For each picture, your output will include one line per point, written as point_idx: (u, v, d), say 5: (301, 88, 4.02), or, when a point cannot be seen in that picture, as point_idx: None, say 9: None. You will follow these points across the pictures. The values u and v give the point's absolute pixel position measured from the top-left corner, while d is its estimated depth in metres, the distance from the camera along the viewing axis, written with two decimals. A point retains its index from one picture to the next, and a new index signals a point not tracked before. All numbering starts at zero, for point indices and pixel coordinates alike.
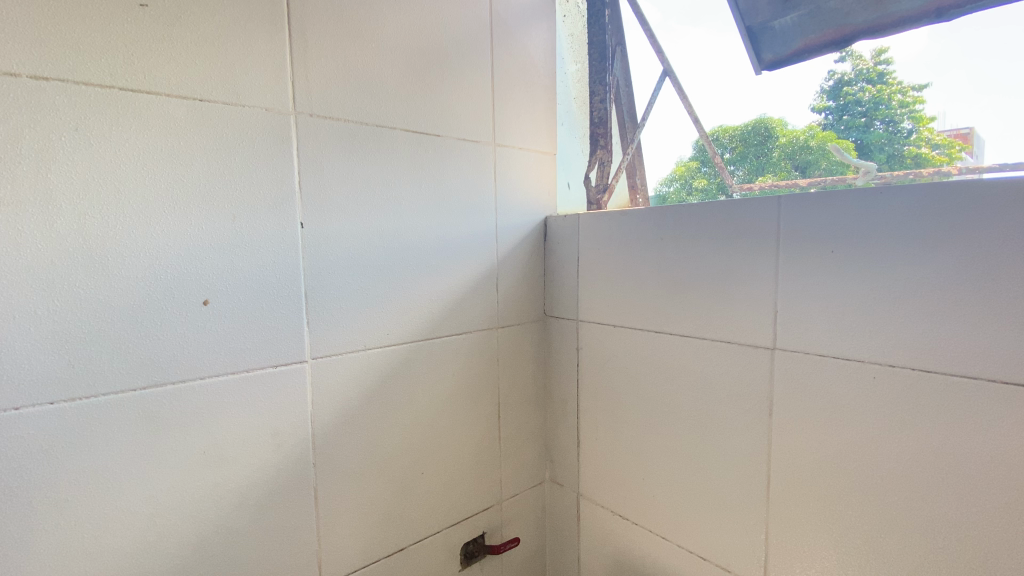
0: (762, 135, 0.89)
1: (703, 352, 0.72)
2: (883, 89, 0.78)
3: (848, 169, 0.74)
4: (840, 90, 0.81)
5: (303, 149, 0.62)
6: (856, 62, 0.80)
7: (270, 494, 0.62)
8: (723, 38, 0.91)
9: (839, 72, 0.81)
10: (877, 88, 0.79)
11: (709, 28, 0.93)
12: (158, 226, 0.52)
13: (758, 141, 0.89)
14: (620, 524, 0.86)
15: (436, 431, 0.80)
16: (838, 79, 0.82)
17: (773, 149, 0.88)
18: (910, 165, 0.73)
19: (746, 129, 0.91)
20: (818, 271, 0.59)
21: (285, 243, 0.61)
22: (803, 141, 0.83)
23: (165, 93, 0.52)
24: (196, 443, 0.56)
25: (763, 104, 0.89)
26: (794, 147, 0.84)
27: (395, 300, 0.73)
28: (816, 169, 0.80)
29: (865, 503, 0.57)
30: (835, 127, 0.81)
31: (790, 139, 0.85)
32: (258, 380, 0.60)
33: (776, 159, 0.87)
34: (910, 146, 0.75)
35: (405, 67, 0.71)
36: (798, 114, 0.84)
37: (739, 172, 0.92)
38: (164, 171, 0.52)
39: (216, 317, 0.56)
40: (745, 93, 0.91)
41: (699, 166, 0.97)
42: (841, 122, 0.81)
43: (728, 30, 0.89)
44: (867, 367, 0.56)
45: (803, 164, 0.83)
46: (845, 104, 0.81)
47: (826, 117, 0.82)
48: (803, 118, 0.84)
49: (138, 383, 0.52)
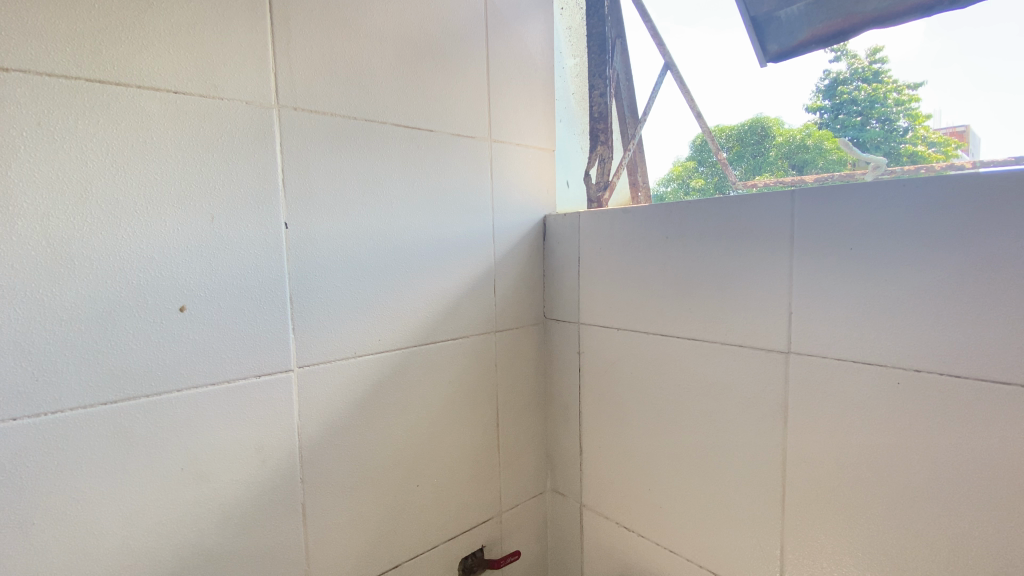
0: (759, 134, 0.86)
1: (711, 356, 0.68)
2: (878, 88, 0.79)
3: (845, 165, 0.76)
4: (835, 89, 0.81)
5: (286, 144, 0.58)
6: (850, 62, 0.79)
7: (254, 512, 0.58)
8: (721, 37, 0.89)
9: (833, 72, 0.80)
10: (872, 87, 0.79)
11: (707, 27, 0.91)
12: (129, 227, 0.49)
13: (755, 139, 0.87)
14: (625, 535, 0.83)
15: (432, 441, 0.77)
16: (833, 79, 0.81)
17: (769, 148, 0.86)
18: (907, 161, 0.71)
19: (742, 129, 0.88)
20: (836, 270, 0.56)
21: (268, 244, 0.57)
22: (800, 141, 0.82)
23: (136, 85, 0.48)
24: (174, 459, 0.53)
25: (760, 104, 0.87)
26: (792, 146, 0.83)
27: (387, 304, 0.69)
28: (813, 168, 0.81)
29: (887, 515, 0.54)
30: (833, 126, 0.79)
31: (787, 138, 0.84)
32: (240, 391, 0.56)
33: (773, 159, 0.85)
34: (906, 145, 0.73)
35: (395, 58, 0.68)
36: (794, 114, 0.83)
37: (738, 170, 0.89)
38: (137, 167, 0.49)
39: (193, 325, 0.53)
40: (746, 88, 0.88)
41: (697, 166, 0.95)
42: (837, 122, 0.79)
43: (726, 27, 0.87)
44: (889, 372, 0.52)
45: (800, 163, 0.82)
46: (840, 104, 0.80)
47: (822, 117, 0.81)
48: (799, 118, 0.83)
49: (110, 397, 0.48)
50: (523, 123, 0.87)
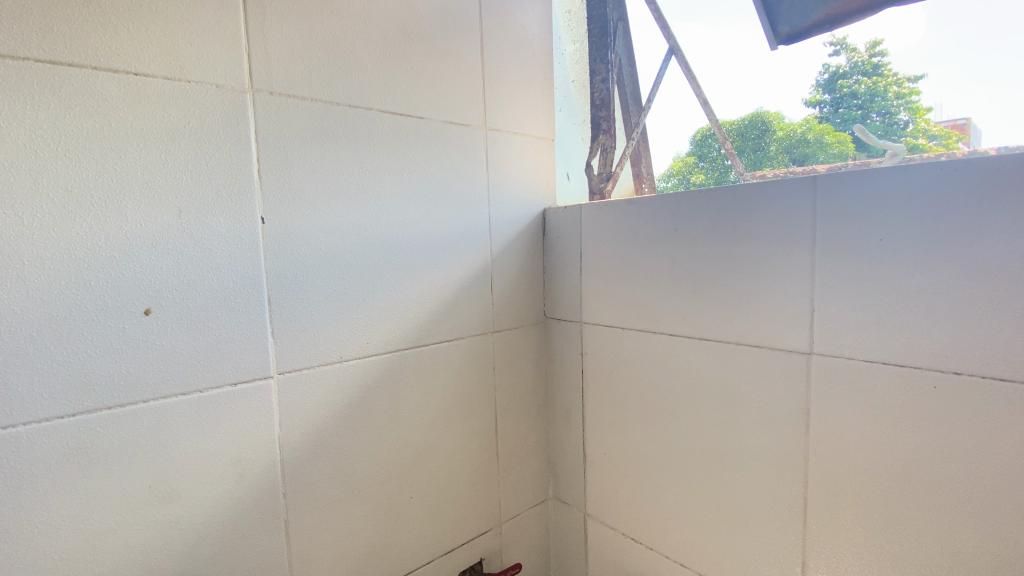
0: (759, 129, 0.82)
1: (723, 358, 0.64)
2: (878, 81, 0.72)
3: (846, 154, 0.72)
4: (836, 83, 0.75)
5: (261, 131, 0.53)
6: (850, 55, 0.74)
7: (232, 532, 0.54)
8: (721, 32, 0.85)
9: (834, 65, 0.75)
10: (872, 80, 0.73)
11: (706, 24, 0.86)
12: (85, 224, 0.44)
13: (755, 135, 0.82)
14: (632, 546, 0.79)
15: (426, 449, 0.73)
16: (832, 72, 0.75)
17: (770, 143, 0.82)
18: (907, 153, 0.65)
19: (743, 122, 0.84)
20: (863, 263, 0.51)
21: (242, 241, 0.53)
22: (800, 134, 0.77)
23: (91, 66, 0.44)
24: (142, 476, 0.48)
25: (760, 96, 0.81)
26: (792, 140, 0.78)
27: (376, 304, 0.65)
28: (815, 161, 0.75)
29: (919, 533, 0.50)
30: (833, 120, 0.75)
31: (787, 133, 0.79)
32: (215, 401, 0.52)
33: (773, 153, 0.81)
34: (907, 138, 0.67)
35: (382, 40, 0.63)
36: (794, 108, 0.77)
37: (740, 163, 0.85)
38: (93, 158, 0.44)
39: (160, 329, 0.48)
40: (750, 80, 0.82)
41: (697, 161, 0.91)
42: (837, 115, 0.74)
43: (724, 25, 0.84)
44: (924, 376, 0.48)
45: (800, 157, 0.77)
46: (841, 97, 0.75)
47: (822, 111, 0.75)
48: (799, 112, 0.77)
49: (67, 411, 0.44)
50: (520, 111, 0.82)
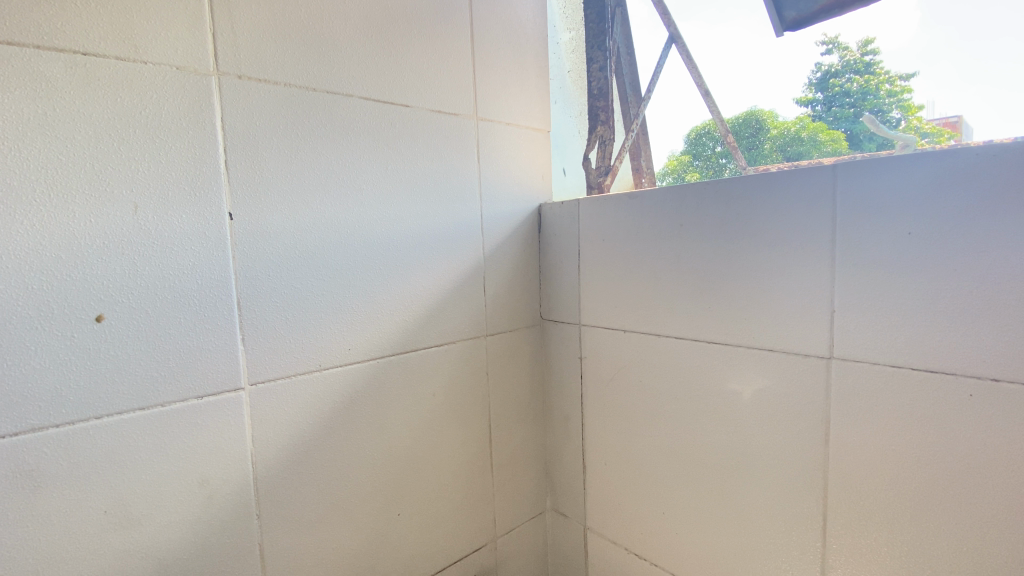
0: (753, 127, 0.80)
1: (732, 362, 0.60)
2: (870, 80, 0.79)
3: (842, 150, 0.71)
4: (829, 81, 0.80)
5: (228, 119, 0.49)
6: (844, 54, 0.79)
7: (200, 560, 0.50)
8: (717, 30, 0.81)
9: (826, 64, 0.79)
10: (864, 79, 0.79)
11: (702, 20, 0.82)
12: (25, 220, 0.39)
13: (751, 132, 0.81)
14: (635, 559, 0.75)
15: (417, 462, 0.68)
16: (825, 72, 0.80)
17: (764, 141, 0.80)
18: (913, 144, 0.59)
19: (736, 121, 0.82)
20: (888, 260, 0.46)
21: (208, 240, 0.48)
22: (795, 133, 0.78)
23: (33, 44, 0.39)
24: (95, 500, 0.44)
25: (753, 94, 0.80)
26: (786, 138, 0.79)
27: (359, 307, 0.60)
28: (810, 157, 0.76)
29: (947, 553, 0.46)
30: (825, 118, 0.78)
31: (781, 131, 0.80)
32: (178, 416, 0.47)
33: (768, 151, 0.80)
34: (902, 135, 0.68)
35: (362, 21, 0.59)
36: (787, 106, 0.77)
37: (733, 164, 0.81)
38: (33, 146, 0.39)
39: (114, 338, 0.44)
40: (750, 78, 0.80)
41: (692, 159, 0.88)
42: (830, 113, 0.78)
43: (721, 21, 0.80)
44: (958, 383, 0.43)
45: (795, 154, 0.78)
46: (834, 96, 0.80)
47: (814, 109, 0.79)
48: (792, 109, 0.77)
49: (3, 433, 0.39)
50: (514, 100, 0.78)
